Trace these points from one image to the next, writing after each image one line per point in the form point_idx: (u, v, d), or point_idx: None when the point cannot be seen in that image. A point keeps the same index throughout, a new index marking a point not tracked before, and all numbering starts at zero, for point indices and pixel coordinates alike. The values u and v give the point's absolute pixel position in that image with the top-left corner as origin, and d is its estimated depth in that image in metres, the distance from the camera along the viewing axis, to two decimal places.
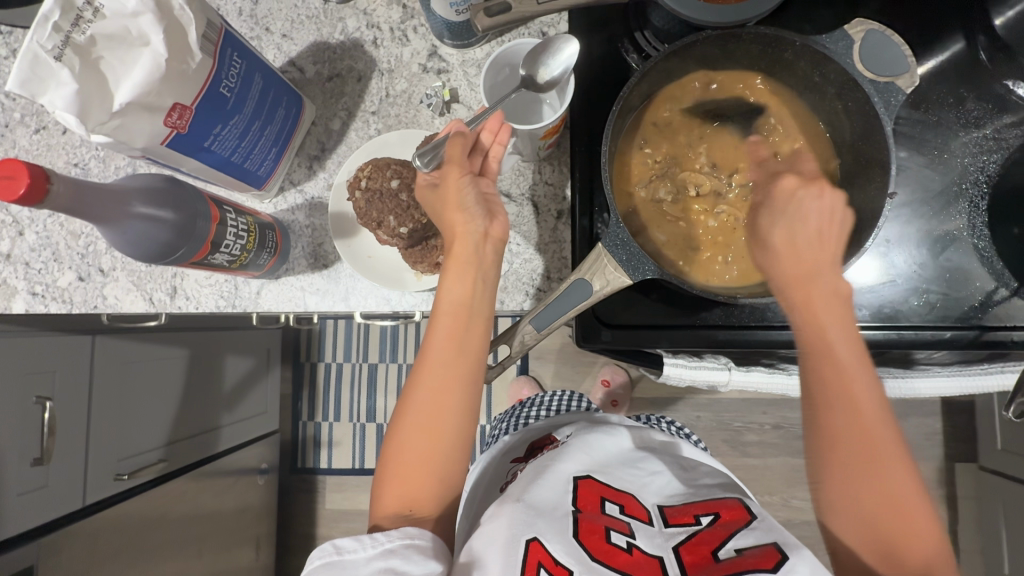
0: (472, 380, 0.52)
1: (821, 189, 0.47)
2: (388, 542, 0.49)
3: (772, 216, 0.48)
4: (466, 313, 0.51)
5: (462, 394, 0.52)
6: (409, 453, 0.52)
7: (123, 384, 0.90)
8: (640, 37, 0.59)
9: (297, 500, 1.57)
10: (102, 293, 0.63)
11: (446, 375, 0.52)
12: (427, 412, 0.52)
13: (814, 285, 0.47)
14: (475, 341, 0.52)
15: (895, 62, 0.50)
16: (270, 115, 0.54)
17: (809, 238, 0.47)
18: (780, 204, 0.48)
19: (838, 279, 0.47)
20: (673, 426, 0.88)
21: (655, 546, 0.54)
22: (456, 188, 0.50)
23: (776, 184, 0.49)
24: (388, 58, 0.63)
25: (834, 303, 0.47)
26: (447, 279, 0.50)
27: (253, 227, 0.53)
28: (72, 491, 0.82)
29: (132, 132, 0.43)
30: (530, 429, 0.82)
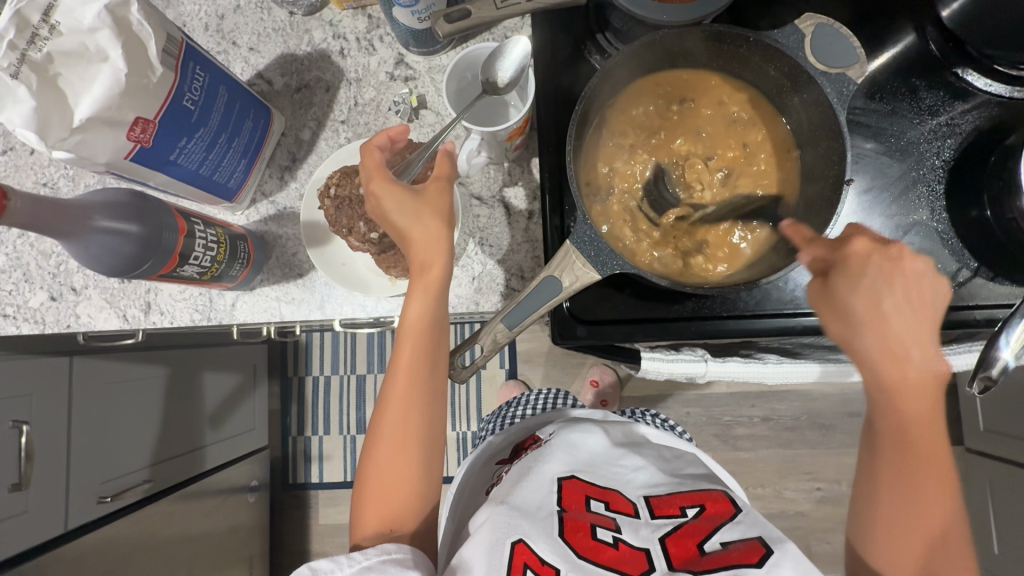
0: (438, 388, 0.54)
1: (901, 255, 0.48)
2: (365, 560, 0.48)
3: (849, 282, 0.48)
4: (430, 327, 0.52)
5: (432, 405, 0.53)
6: (387, 471, 0.53)
7: (103, 404, 0.89)
8: (601, 38, 0.60)
9: (289, 517, 1.55)
10: (75, 312, 0.63)
11: (416, 389, 0.52)
12: (401, 427, 0.53)
13: (901, 359, 0.48)
14: (439, 353, 0.53)
15: (846, 54, 0.52)
16: (237, 127, 0.55)
17: (896, 307, 0.48)
18: (851, 269, 0.48)
19: (933, 356, 0.48)
20: (659, 419, 0.88)
21: (641, 538, 0.55)
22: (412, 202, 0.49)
23: (850, 247, 0.48)
24: (355, 67, 0.64)
25: (928, 381, 0.48)
26: (413, 296, 0.50)
27: (222, 238, 0.53)
28: (51, 518, 0.80)
29: (95, 147, 0.43)
30: (516, 429, 0.81)
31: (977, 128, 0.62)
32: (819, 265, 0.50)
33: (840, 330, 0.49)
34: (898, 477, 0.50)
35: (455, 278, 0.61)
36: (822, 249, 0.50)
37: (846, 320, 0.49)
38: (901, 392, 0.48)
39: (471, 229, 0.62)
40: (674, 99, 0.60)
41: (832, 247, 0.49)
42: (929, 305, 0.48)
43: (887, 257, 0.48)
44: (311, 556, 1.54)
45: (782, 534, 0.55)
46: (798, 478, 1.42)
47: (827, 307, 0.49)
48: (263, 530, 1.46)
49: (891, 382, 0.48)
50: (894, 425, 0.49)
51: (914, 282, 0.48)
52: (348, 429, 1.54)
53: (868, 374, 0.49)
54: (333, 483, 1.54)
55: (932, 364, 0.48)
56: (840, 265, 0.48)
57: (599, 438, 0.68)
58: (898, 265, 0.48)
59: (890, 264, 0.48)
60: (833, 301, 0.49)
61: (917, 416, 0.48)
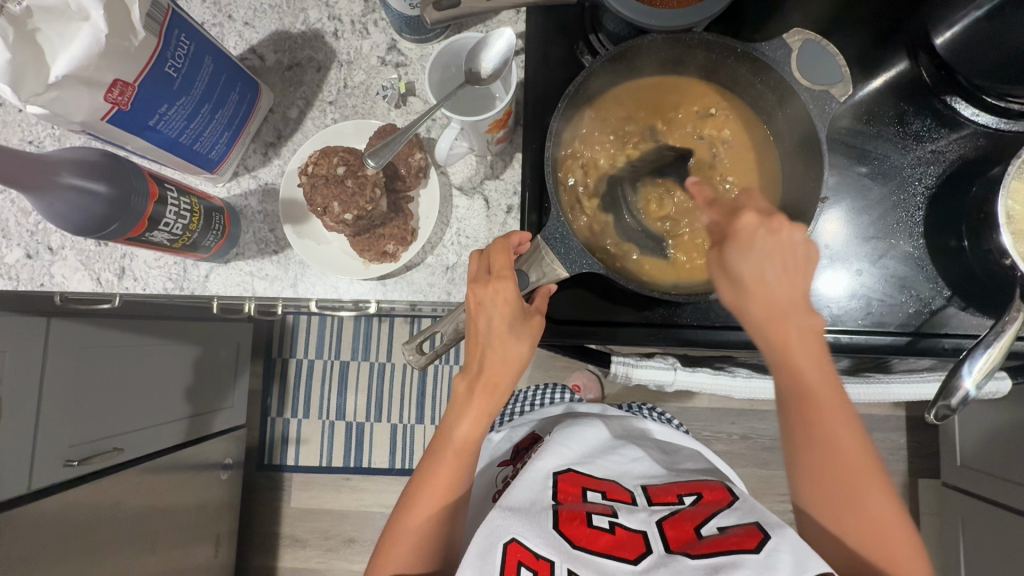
0: (467, 482, 0.61)
1: (779, 227, 0.45)
2: None
3: (740, 254, 0.45)
4: (477, 442, 0.57)
5: (461, 495, 0.61)
6: (414, 523, 0.59)
7: (78, 369, 0.89)
8: (594, 39, 0.61)
9: (261, 497, 1.55)
10: (49, 271, 0.63)
11: (450, 476, 0.59)
12: (436, 495, 0.59)
13: (787, 331, 0.46)
14: (474, 461, 0.60)
15: (829, 71, 0.52)
16: (221, 99, 0.55)
17: (779, 278, 0.45)
18: (743, 241, 0.46)
19: (814, 320, 0.47)
20: (652, 411, 1.01)
21: (640, 521, 0.62)
22: (503, 332, 0.49)
23: (739, 221, 0.45)
24: (347, 49, 0.64)
25: (813, 343, 0.47)
26: (466, 419, 0.55)
27: (197, 208, 0.53)
28: (17, 476, 0.81)
29: (70, 105, 0.44)
30: (515, 428, 0.91)
31: (962, 156, 0.61)
32: (713, 238, 0.48)
33: (733, 300, 0.47)
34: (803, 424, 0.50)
35: (428, 266, 0.61)
36: (719, 216, 0.48)
37: (732, 288, 0.47)
38: (802, 370, 0.48)
39: (449, 220, 0.62)
40: (653, 108, 0.61)
41: (723, 218, 0.48)
42: (806, 271, 0.46)
43: (772, 234, 0.45)
44: (281, 538, 1.54)
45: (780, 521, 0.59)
46: (772, 498, 1.43)
47: (723, 280, 0.47)
48: (233, 509, 1.46)
49: (789, 354, 0.47)
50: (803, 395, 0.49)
51: (792, 252, 0.46)
52: (328, 414, 1.54)
53: (756, 336, 0.48)
54: (308, 467, 1.54)
55: (816, 325, 0.47)
56: (732, 235, 0.46)
57: (594, 430, 0.78)
58: (780, 238, 0.45)
59: (771, 240, 0.45)
60: (726, 273, 0.47)
61: (831, 408, 0.49)
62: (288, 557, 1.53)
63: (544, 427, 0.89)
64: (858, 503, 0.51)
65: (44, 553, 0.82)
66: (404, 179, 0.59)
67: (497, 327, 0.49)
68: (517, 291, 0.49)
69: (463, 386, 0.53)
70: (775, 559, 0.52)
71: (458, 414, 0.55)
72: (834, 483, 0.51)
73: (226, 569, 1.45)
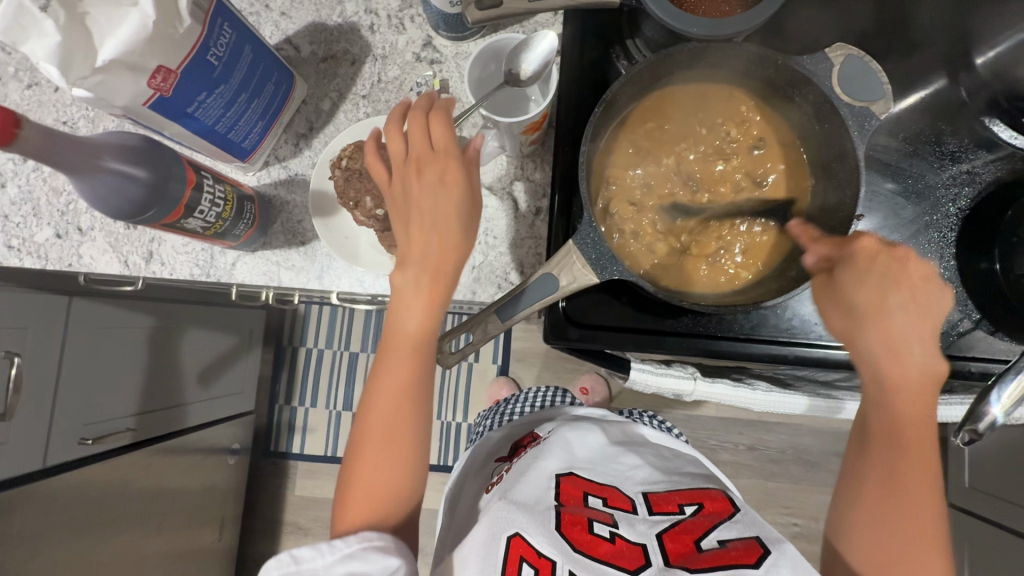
0: (424, 397, 0.57)
1: (905, 258, 0.49)
2: (346, 548, 0.52)
3: (854, 277, 0.50)
4: (426, 339, 0.53)
5: (420, 402, 0.56)
6: (371, 436, 0.57)
7: (97, 348, 0.90)
8: (631, 45, 0.61)
9: (266, 484, 1.56)
10: (77, 252, 0.64)
11: (400, 387, 0.55)
12: (389, 408, 0.56)
13: (902, 360, 0.49)
14: (432, 360, 0.55)
15: (873, 88, 0.52)
16: (258, 89, 0.56)
17: (902, 304, 0.49)
18: (861, 264, 0.50)
19: (933, 359, 0.49)
20: (654, 420, 1.01)
21: (638, 534, 0.61)
22: (430, 205, 0.49)
23: (857, 246, 0.50)
24: (382, 44, 0.64)
25: (925, 381, 0.50)
26: (409, 310, 0.51)
27: (230, 196, 0.53)
28: (33, 451, 0.82)
29: (113, 89, 0.44)
30: (517, 426, 0.92)
31: (998, 178, 0.61)
32: (824, 262, 0.52)
33: (842, 325, 0.51)
34: (880, 457, 0.52)
35: None
36: (829, 247, 0.52)
37: (850, 312, 0.51)
38: (893, 390, 0.50)
39: None
40: (689, 114, 0.60)
41: (837, 247, 0.51)
42: (935, 310, 0.49)
43: (895, 260, 0.49)
44: (284, 526, 1.55)
45: (780, 537, 0.61)
46: (775, 510, 1.44)
47: (833, 304, 0.52)
48: (238, 494, 1.47)
49: (887, 378, 0.50)
50: (890, 424, 0.51)
51: (923, 289, 0.49)
52: (336, 404, 1.55)
53: (861, 364, 0.51)
54: (314, 456, 1.55)
55: (933, 365, 0.49)
56: (845, 261, 0.50)
57: (596, 435, 0.77)
58: (903, 271, 0.49)
59: (895, 268, 0.49)
60: (840, 295, 0.51)
61: (911, 413, 0.50)
62: (289, 544, 1.54)
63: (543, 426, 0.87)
64: (879, 508, 0.52)
65: (54, 529, 0.83)
66: None
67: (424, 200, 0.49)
68: (446, 164, 0.50)
69: (402, 283, 0.50)
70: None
71: (404, 312, 0.51)
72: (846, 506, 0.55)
73: (229, 553, 1.46)
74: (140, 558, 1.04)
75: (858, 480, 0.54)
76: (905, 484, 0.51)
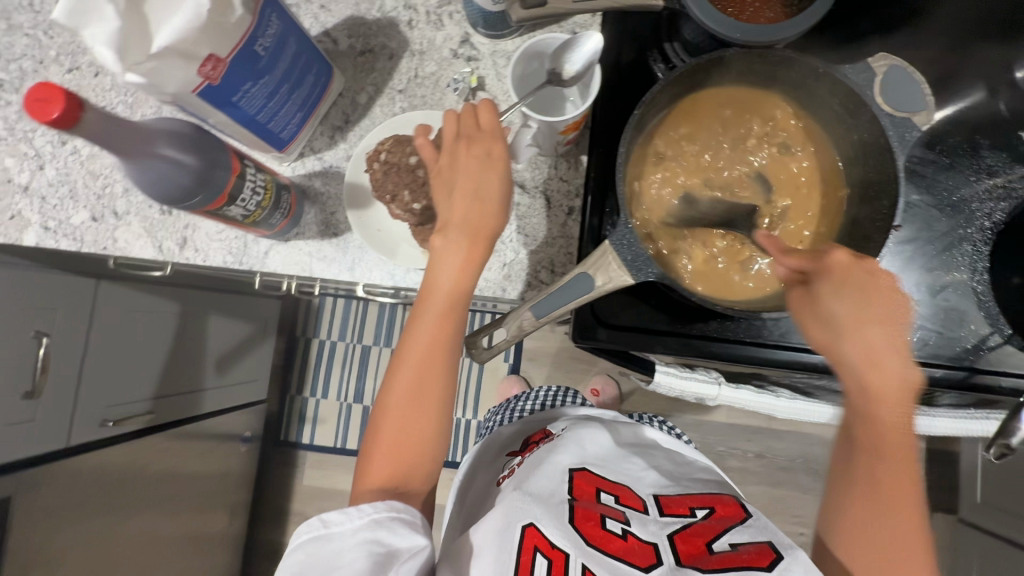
0: (453, 357, 0.59)
1: (876, 270, 0.49)
2: (374, 514, 0.52)
3: (833, 290, 0.49)
4: (459, 297, 0.55)
5: (449, 361, 0.58)
6: (400, 392, 0.58)
7: (121, 332, 0.91)
8: (669, 48, 0.61)
9: (275, 472, 1.57)
10: (112, 236, 0.65)
11: (433, 343, 0.57)
12: (419, 367, 0.57)
13: (879, 369, 0.49)
14: (463, 319, 0.57)
15: (914, 98, 0.54)
16: (298, 80, 0.56)
17: (873, 316, 0.48)
18: (839, 278, 0.49)
19: (907, 368, 0.49)
20: (664, 424, 1.01)
21: (650, 534, 0.61)
22: (472, 174, 0.52)
23: (831, 257, 0.49)
24: (420, 39, 0.65)
25: (902, 389, 0.50)
26: (444, 265, 0.53)
27: (270, 185, 0.54)
28: (56, 430, 0.83)
29: (165, 76, 0.44)
30: (529, 423, 0.92)
31: None
32: (799, 273, 0.51)
33: (823, 339, 0.50)
34: (872, 461, 0.52)
35: (486, 262, 0.61)
36: (802, 260, 0.50)
37: (827, 323, 0.50)
38: (880, 405, 0.50)
39: (510, 217, 0.62)
40: (723, 121, 0.59)
41: (810, 259, 0.49)
42: (900, 322, 0.49)
43: (870, 275, 0.49)
44: (291, 515, 1.56)
45: (788, 541, 0.60)
46: (782, 518, 1.44)
47: (812, 315, 0.50)
48: (248, 481, 1.48)
49: (867, 384, 0.50)
50: (874, 432, 0.51)
51: (888, 298, 0.49)
52: (346, 396, 1.56)
53: (843, 373, 0.51)
54: (323, 447, 1.56)
55: (911, 373, 0.50)
56: (822, 273, 0.49)
57: (607, 435, 0.77)
58: (875, 286, 0.49)
59: (863, 279, 0.49)
60: (818, 305, 0.50)
61: (891, 419, 0.50)
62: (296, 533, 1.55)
63: (556, 424, 0.87)
64: (870, 519, 0.52)
65: (71, 507, 0.84)
66: None
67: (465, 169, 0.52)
68: (488, 142, 0.53)
69: (442, 242, 0.52)
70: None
71: (439, 270, 0.53)
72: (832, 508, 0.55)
73: (237, 540, 1.47)
74: (152, 540, 1.05)
75: (846, 485, 0.54)
76: (892, 488, 0.52)
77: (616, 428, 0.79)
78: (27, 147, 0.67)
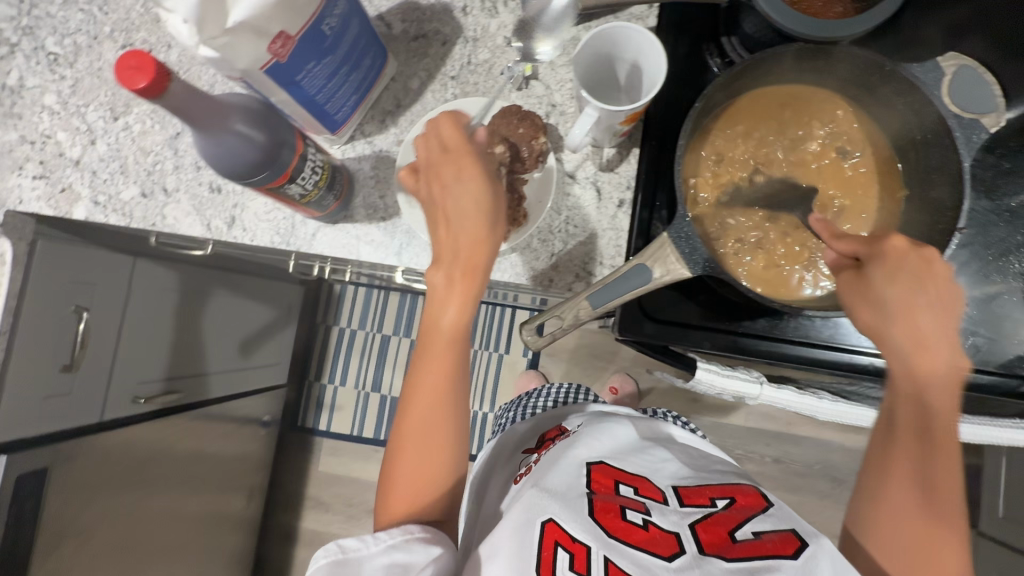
0: (460, 391, 0.59)
1: (931, 258, 0.49)
2: (389, 539, 0.56)
3: (886, 274, 0.49)
4: (460, 331, 0.55)
5: (455, 398, 0.59)
6: (409, 435, 0.59)
7: (155, 310, 0.92)
8: (726, 42, 0.60)
9: (291, 458, 1.58)
10: (161, 212, 0.65)
11: (437, 380, 0.57)
12: (428, 410, 0.58)
13: (930, 353, 0.49)
14: (466, 350, 0.57)
15: (981, 99, 0.56)
16: (357, 63, 0.56)
17: (927, 301, 0.49)
18: (894, 260, 0.49)
19: (956, 356, 0.50)
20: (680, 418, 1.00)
21: (671, 523, 0.59)
22: (469, 205, 0.51)
23: (891, 244, 0.50)
24: (474, 26, 0.64)
25: (950, 376, 0.50)
26: (443, 302, 0.53)
27: (327, 167, 0.54)
28: (91, 405, 0.84)
29: (237, 52, 0.44)
30: (545, 420, 0.91)
31: None
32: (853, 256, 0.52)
33: (871, 323, 0.51)
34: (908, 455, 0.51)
35: (533, 252, 0.61)
36: (862, 241, 0.51)
37: (876, 306, 0.50)
38: (926, 388, 0.50)
39: (559, 208, 0.61)
40: (781, 118, 0.58)
41: (864, 243, 0.51)
42: (953, 309, 0.50)
43: (924, 261, 0.49)
44: (305, 500, 1.56)
45: (814, 530, 0.58)
46: None
47: (863, 298, 0.51)
48: (266, 465, 1.49)
49: (915, 371, 0.50)
50: (923, 425, 0.50)
51: (947, 286, 0.50)
52: (364, 384, 1.57)
53: (890, 360, 0.51)
54: (339, 434, 1.57)
55: (958, 360, 0.50)
56: (878, 257, 0.50)
57: (625, 429, 0.75)
58: (931, 269, 0.49)
59: (922, 267, 0.49)
60: (869, 288, 0.50)
61: (944, 411, 0.50)
62: (310, 519, 1.56)
63: (573, 420, 0.86)
64: (903, 510, 0.51)
65: (102, 481, 0.85)
66: (524, 161, 0.58)
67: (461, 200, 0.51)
68: (475, 168, 0.52)
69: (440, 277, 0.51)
70: (813, 568, 0.52)
71: (438, 308, 0.53)
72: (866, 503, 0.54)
73: (253, 523, 1.48)
74: (175, 518, 1.06)
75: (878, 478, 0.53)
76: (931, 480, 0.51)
77: (635, 422, 0.78)
78: (79, 122, 0.67)
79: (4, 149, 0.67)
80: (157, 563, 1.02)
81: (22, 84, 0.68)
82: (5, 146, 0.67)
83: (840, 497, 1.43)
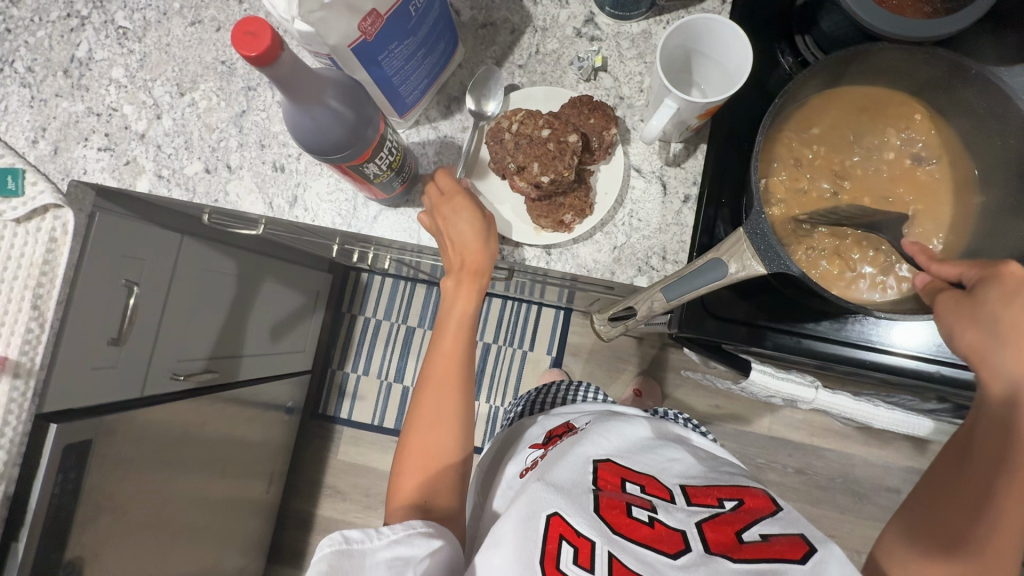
0: (467, 381, 0.63)
1: None
2: (393, 534, 0.52)
3: (1005, 298, 0.47)
4: (467, 324, 0.61)
5: (464, 386, 0.62)
6: (420, 436, 0.61)
7: (198, 288, 0.91)
8: (801, 41, 0.60)
9: (310, 444, 1.58)
10: (224, 189, 0.66)
11: (447, 375, 0.61)
12: (438, 409, 0.61)
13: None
14: (473, 343, 0.63)
15: None
16: (433, 47, 0.56)
17: None
18: (1010, 286, 0.47)
19: None
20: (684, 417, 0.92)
21: (677, 520, 0.57)
22: (468, 222, 0.56)
23: (1006, 268, 0.48)
24: (544, 16, 0.64)
25: None
26: (457, 300, 0.60)
27: (400, 150, 0.54)
28: (133, 380, 0.84)
29: (330, 27, 0.44)
30: (551, 416, 0.85)
31: None
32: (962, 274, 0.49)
33: (977, 342, 0.49)
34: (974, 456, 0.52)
35: (596, 242, 0.61)
36: (973, 268, 0.49)
37: (983, 326, 0.48)
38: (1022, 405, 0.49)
39: (624, 200, 0.61)
40: (857, 121, 0.58)
41: (976, 269, 0.49)
42: None
43: None
44: (323, 488, 1.56)
45: (823, 536, 0.56)
46: None
47: (969, 318, 0.48)
48: (286, 451, 1.49)
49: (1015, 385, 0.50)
50: (1003, 430, 0.50)
51: None
52: (387, 375, 1.57)
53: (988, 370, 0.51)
54: (360, 423, 1.57)
55: None
56: (989, 280, 0.48)
57: (631, 428, 0.72)
58: None
59: None
60: (978, 307, 0.48)
61: None
62: (326, 507, 1.56)
63: (578, 417, 0.81)
64: (951, 500, 0.53)
65: (139, 457, 0.85)
66: (593, 152, 0.59)
67: (461, 219, 0.56)
68: (471, 199, 0.57)
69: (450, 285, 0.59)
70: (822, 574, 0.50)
71: (448, 311, 0.60)
72: (922, 493, 0.56)
73: (271, 508, 1.48)
74: (201, 499, 1.06)
75: (941, 473, 0.55)
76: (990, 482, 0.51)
77: (644, 421, 0.75)
78: (146, 96, 0.68)
79: (71, 120, 0.68)
80: (181, 543, 1.02)
81: (91, 57, 0.69)
82: (72, 117, 0.68)
83: (861, 511, 1.41)
